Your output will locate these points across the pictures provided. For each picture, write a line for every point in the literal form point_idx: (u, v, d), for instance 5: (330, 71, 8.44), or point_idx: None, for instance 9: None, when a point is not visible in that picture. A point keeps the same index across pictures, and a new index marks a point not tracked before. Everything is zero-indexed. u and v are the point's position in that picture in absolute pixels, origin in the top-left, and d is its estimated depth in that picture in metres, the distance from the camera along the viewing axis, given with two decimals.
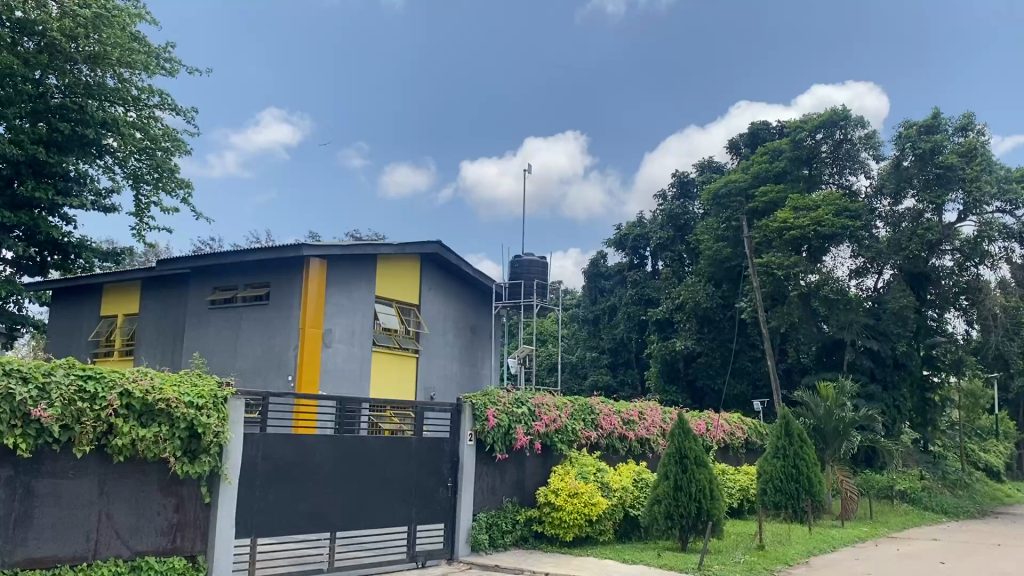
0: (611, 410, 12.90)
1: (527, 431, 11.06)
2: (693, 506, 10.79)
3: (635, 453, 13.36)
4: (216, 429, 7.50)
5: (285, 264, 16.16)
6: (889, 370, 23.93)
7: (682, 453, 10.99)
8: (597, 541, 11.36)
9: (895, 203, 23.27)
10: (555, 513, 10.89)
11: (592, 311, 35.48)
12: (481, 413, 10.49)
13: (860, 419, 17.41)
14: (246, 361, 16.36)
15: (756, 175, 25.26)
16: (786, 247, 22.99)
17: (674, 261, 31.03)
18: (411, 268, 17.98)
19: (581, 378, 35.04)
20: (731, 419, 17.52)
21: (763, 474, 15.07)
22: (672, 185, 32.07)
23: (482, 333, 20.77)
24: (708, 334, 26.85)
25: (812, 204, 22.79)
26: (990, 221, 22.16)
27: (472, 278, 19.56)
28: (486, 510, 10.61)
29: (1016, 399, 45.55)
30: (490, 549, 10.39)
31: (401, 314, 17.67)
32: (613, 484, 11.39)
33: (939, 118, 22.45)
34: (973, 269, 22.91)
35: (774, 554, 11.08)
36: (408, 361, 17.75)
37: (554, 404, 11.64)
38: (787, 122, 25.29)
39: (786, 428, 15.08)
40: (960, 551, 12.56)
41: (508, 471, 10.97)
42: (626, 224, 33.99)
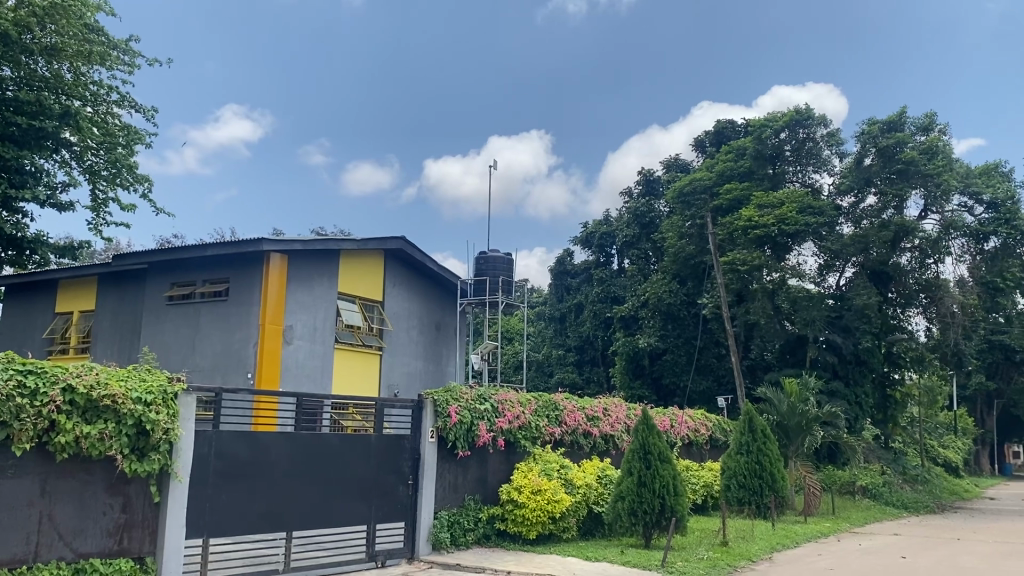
0: (576, 406, 12.78)
1: (491, 427, 10.89)
2: (657, 502, 10.70)
3: (600, 449, 13.27)
4: (166, 425, 7.25)
5: (244, 259, 15.83)
6: (850, 366, 24.15)
7: (646, 449, 10.91)
8: (561, 538, 11.22)
9: (858, 200, 23.51)
10: (518, 511, 10.73)
11: (558, 309, 35.47)
12: (443, 409, 10.30)
13: (823, 415, 17.51)
14: (204, 358, 15.99)
15: (721, 173, 25.33)
16: (750, 245, 23.09)
17: (639, 259, 31.11)
18: (375, 264, 17.75)
19: (547, 376, 34.99)
20: (695, 415, 17.51)
21: (727, 470, 15.09)
22: (637, 183, 32.02)
23: (447, 330, 20.58)
24: (672, 331, 26.94)
25: (776, 202, 22.93)
26: (951, 218, 22.42)
27: (437, 275, 19.37)
28: (448, 508, 10.43)
29: (975, 398, 46.39)
30: (452, 548, 10.21)
31: (364, 311, 17.42)
32: (577, 481, 11.26)
33: (902, 115, 22.69)
34: (934, 267, 23.17)
35: (737, 550, 11.03)
36: (370, 358, 17.52)
37: (517, 400, 11.48)
38: (752, 120, 25.41)
39: (750, 424, 15.08)
40: (921, 546, 12.63)
41: (471, 468, 10.80)
42: (592, 221, 33.98)
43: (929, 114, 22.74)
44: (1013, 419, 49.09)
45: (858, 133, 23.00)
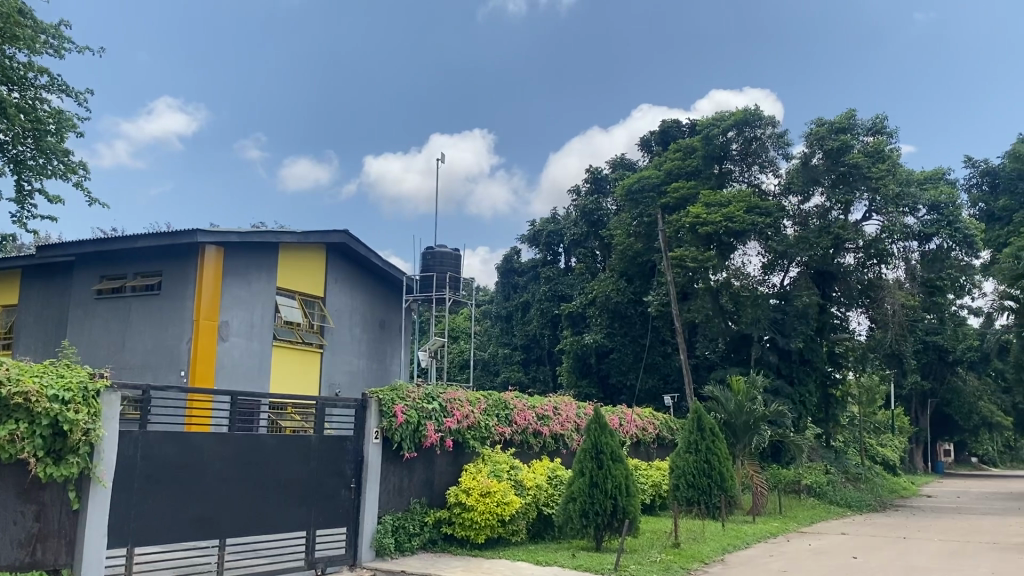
0: (526, 405, 12.42)
1: (438, 427, 10.43)
2: (609, 504, 10.38)
3: (549, 449, 12.96)
4: (86, 426, 6.65)
5: (178, 251, 15.09)
6: (795, 365, 24.25)
7: (598, 448, 10.61)
8: (509, 542, 10.83)
9: (804, 201, 23.64)
10: (466, 514, 10.31)
11: (505, 307, 35.19)
12: (388, 409, 9.82)
13: (770, 413, 17.47)
14: (135, 355, 15.21)
15: (669, 172, 25.25)
16: (697, 243, 23.01)
17: (587, 257, 30.96)
18: (317, 259, 17.15)
19: (493, 374, 34.64)
20: (643, 414, 17.32)
21: (676, 469, 14.88)
22: (585, 181, 31.81)
23: (392, 328, 20.08)
24: (619, 329, 26.82)
25: (723, 201, 22.91)
26: (894, 222, 22.49)
27: (381, 270, 18.85)
28: (392, 512, 9.97)
29: (911, 397, 47.49)
30: (396, 554, 9.75)
31: (305, 307, 16.80)
32: (526, 482, 10.90)
33: (850, 118, 22.87)
34: (877, 268, 23.43)
35: (689, 552, 10.79)
36: (311, 356, 16.93)
37: (466, 399, 11.06)
38: (701, 119, 25.40)
39: (699, 422, 14.90)
40: (870, 545, 12.61)
41: (417, 471, 10.35)
42: (539, 219, 33.72)
43: (878, 116, 22.98)
44: (946, 417, 50.39)
45: (805, 134, 22.99)
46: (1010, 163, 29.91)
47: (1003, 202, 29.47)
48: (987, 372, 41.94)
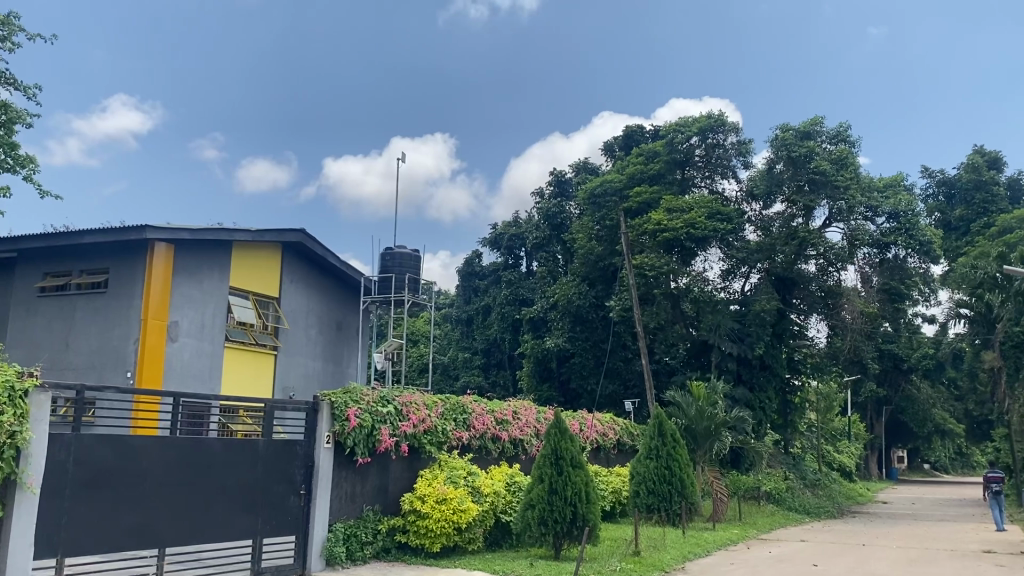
0: (484, 409, 12.11)
1: (393, 432, 10.07)
2: (568, 511, 10.11)
3: (508, 454, 12.68)
4: (12, 428, 6.20)
5: (126, 247, 14.52)
6: (755, 371, 24.27)
7: (558, 454, 10.34)
8: (466, 550, 10.50)
9: (766, 207, 23.76)
10: (421, 522, 9.97)
11: (466, 310, 34.94)
12: (341, 413, 9.44)
13: (731, 419, 17.39)
14: (80, 355, 14.61)
15: (631, 176, 25.16)
16: (658, 249, 22.89)
17: (549, 261, 30.81)
18: (272, 258, 16.69)
19: (452, 379, 34.26)
20: (604, 419, 17.12)
21: (636, 476, 14.65)
22: (548, 184, 31.63)
23: (349, 330, 19.67)
24: (581, 333, 26.61)
25: (684, 206, 22.84)
26: (859, 230, 22.76)
27: (338, 271, 18.43)
28: (344, 520, 9.60)
29: (866, 404, 48.13)
30: (347, 563, 9.37)
31: (258, 307, 16.32)
32: (484, 489, 10.58)
33: (815, 125, 23.01)
34: (836, 274, 23.48)
35: (650, 560, 10.57)
36: (264, 358, 16.46)
37: (423, 403, 10.71)
38: (664, 124, 25.34)
39: (660, 428, 14.71)
40: (831, 552, 12.49)
41: (370, 477, 10.00)
42: (501, 223, 33.49)
43: (842, 124, 23.14)
44: (900, 424, 51.11)
45: (770, 140, 23.09)
46: (965, 173, 30.43)
47: (958, 212, 29.94)
48: (939, 380, 42.63)
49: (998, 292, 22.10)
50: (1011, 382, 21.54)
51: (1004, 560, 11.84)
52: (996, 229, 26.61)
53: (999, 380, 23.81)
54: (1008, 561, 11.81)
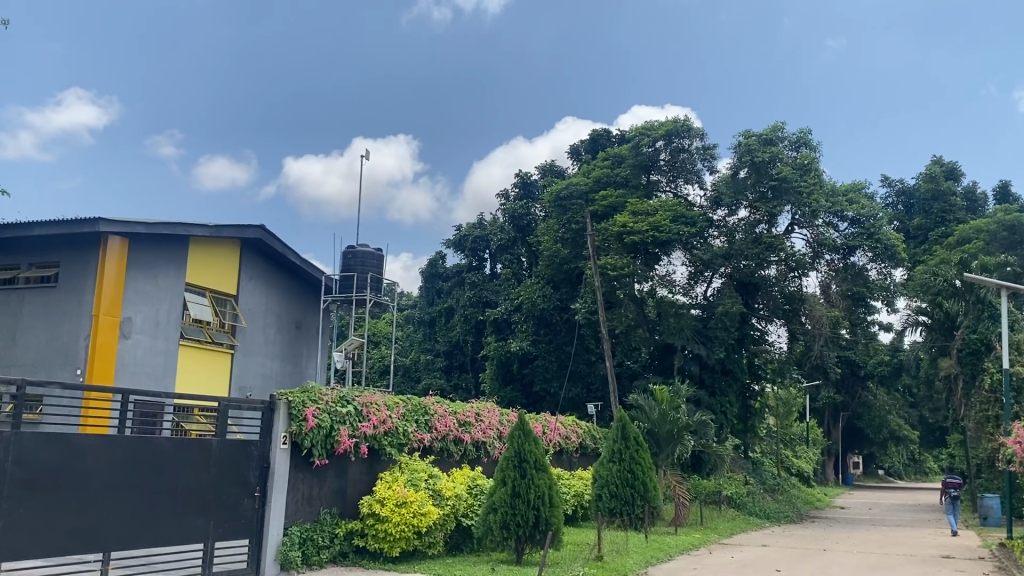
0: (447, 411, 11.88)
1: (352, 433, 9.79)
2: (531, 515, 9.92)
3: (470, 457, 12.47)
4: None
5: (77, 240, 14.01)
6: (717, 376, 24.32)
7: (521, 457, 10.15)
8: (425, 554, 10.25)
9: (729, 213, 23.84)
10: (380, 526, 9.70)
11: (429, 312, 34.68)
12: (298, 413, 9.14)
13: (693, 423, 17.35)
14: (27, 351, 14.08)
15: (597, 180, 25.10)
16: (623, 251, 22.83)
17: (513, 263, 30.66)
18: (229, 254, 16.27)
19: (413, 381, 33.93)
20: (566, 422, 16.97)
21: (599, 479, 14.50)
22: (514, 186, 31.46)
23: (309, 329, 19.31)
24: (544, 336, 26.49)
25: (650, 210, 22.80)
26: (822, 236, 23.06)
27: (298, 268, 18.05)
28: (300, 523, 9.31)
29: (824, 410, 48.70)
30: (303, 568, 9.08)
31: (215, 305, 15.91)
32: (446, 492, 10.34)
33: (777, 131, 23.15)
34: (799, 280, 23.71)
35: (612, 565, 10.42)
36: (220, 357, 16.05)
37: (384, 404, 10.45)
38: (630, 127, 25.28)
39: (624, 431, 14.57)
40: (793, 558, 12.44)
41: (328, 479, 9.72)
42: (465, 224, 33.26)
43: (803, 130, 23.29)
44: (856, 430, 51.72)
45: (735, 146, 23.13)
46: (923, 183, 30.87)
47: (917, 221, 30.25)
48: (895, 387, 43.25)
49: (957, 300, 22.39)
50: (966, 388, 21.78)
51: (964, 566, 11.88)
52: (953, 238, 27.01)
53: (955, 387, 24.11)
54: (967, 567, 11.83)
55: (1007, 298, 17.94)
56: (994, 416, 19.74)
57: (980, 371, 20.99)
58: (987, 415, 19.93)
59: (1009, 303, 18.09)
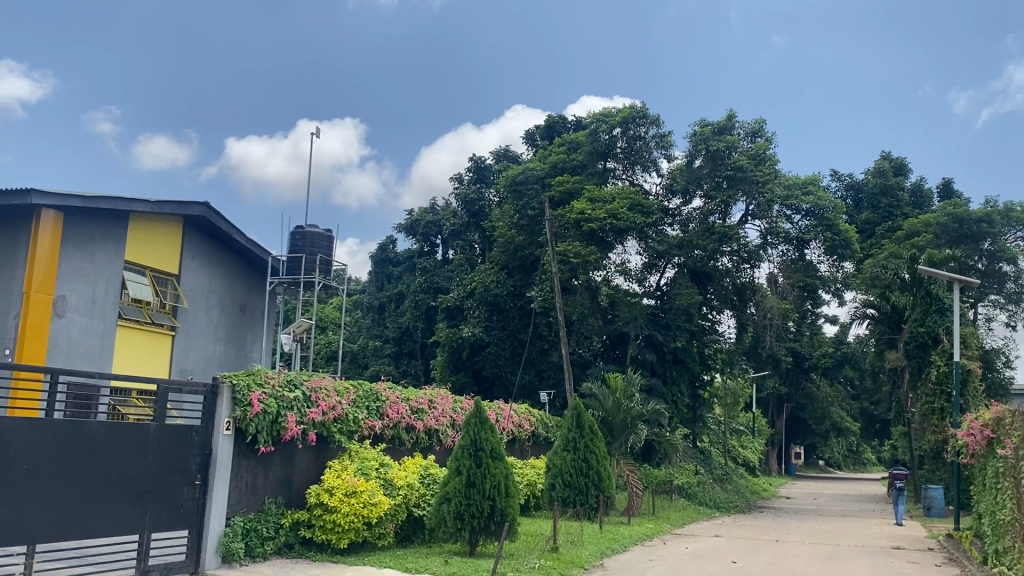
0: (399, 397, 11.48)
1: (300, 419, 9.32)
2: (486, 505, 9.60)
3: (422, 445, 12.10)
4: None
5: (7, 213, 13.12)
6: (668, 365, 24.23)
7: (477, 445, 9.82)
8: (375, 546, 9.85)
9: (684, 203, 23.81)
10: (328, 516, 9.27)
11: (378, 298, 34.12)
12: (242, 397, 8.64)
13: (647, 412, 17.22)
14: None
15: (554, 165, 24.94)
16: (581, 238, 22.58)
17: (465, 249, 30.26)
18: (171, 232, 15.58)
19: (361, 367, 33.34)
20: (519, 409, 16.68)
21: (553, 468, 14.25)
22: (467, 170, 31.00)
23: (253, 312, 18.73)
24: (497, 323, 26.15)
25: (607, 197, 22.61)
26: (776, 226, 23.12)
27: (243, 249, 17.43)
28: (243, 513, 8.83)
29: (768, 401, 49.34)
30: (245, 561, 8.62)
31: (155, 285, 15.25)
32: (397, 481, 9.95)
33: (732, 120, 23.14)
34: (750, 271, 23.82)
35: (568, 557, 10.15)
36: (159, 339, 15.40)
37: (334, 389, 9.99)
38: (588, 114, 25.04)
39: (578, 419, 14.39)
40: (748, 549, 12.34)
41: (273, 467, 9.26)
42: (417, 209, 32.77)
43: (759, 120, 23.32)
44: (799, 421, 52.50)
45: (690, 134, 23.09)
46: (872, 178, 31.25)
47: (864, 215, 30.61)
48: (838, 379, 44.00)
49: (904, 294, 22.73)
50: (913, 380, 22.00)
51: (916, 557, 11.90)
52: (901, 232, 27.33)
53: (901, 379, 24.44)
54: (919, 558, 11.81)
55: (957, 292, 18.18)
56: (940, 408, 20.01)
57: (927, 364, 21.17)
58: (933, 408, 20.22)
59: (958, 296, 18.33)
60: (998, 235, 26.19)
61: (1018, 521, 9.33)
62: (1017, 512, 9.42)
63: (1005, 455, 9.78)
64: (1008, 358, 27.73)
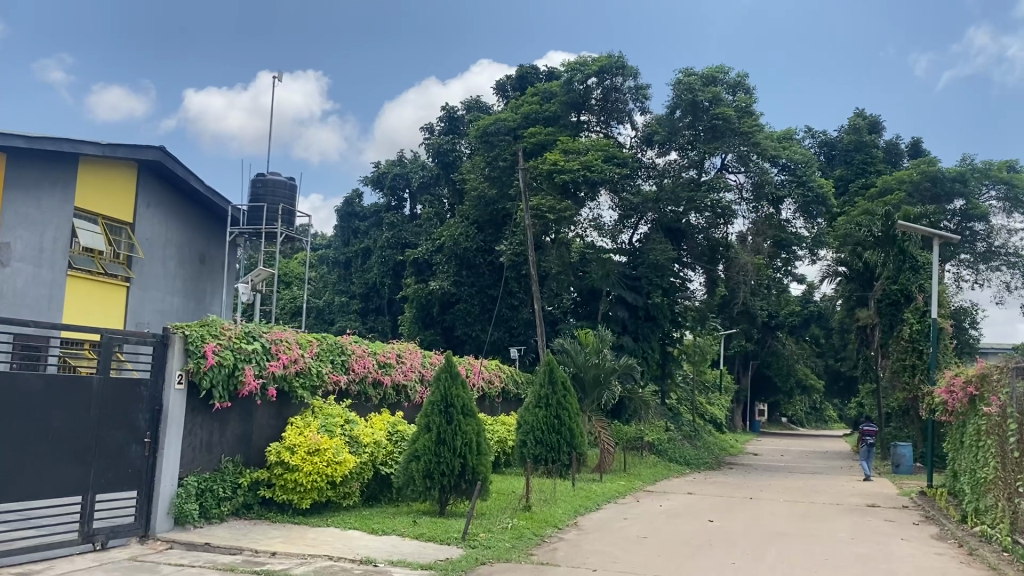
0: (365, 351, 10.96)
1: (259, 372, 8.75)
2: (457, 463, 9.15)
3: (389, 401, 11.63)
4: None
5: None
6: (640, 322, 23.85)
7: (447, 400, 9.35)
8: (340, 506, 9.38)
9: (661, 155, 23.38)
10: (288, 476, 8.77)
11: (344, 253, 33.40)
12: (196, 349, 8.05)
13: (620, 368, 16.90)
14: None
15: (526, 116, 24.31)
16: (555, 191, 21.97)
17: (434, 203, 29.59)
18: (125, 178, 14.75)
19: (327, 323, 32.70)
20: (489, 365, 16.23)
21: (524, 425, 13.88)
22: (439, 120, 30.19)
23: (212, 263, 18.00)
24: (467, 278, 25.63)
25: (581, 149, 22.04)
26: (764, 180, 22.71)
27: (202, 197, 16.66)
28: (197, 473, 8.30)
29: (734, 359, 49.59)
30: (200, 523, 8.11)
31: (108, 233, 14.45)
32: (363, 439, 9.48)
33: (718, 72, 22.67)
34: (723, 227, 23.50)
35: (542, 516, 9.75)
36: (113, 290, 14.66)
37: (296, 341, 9.42)
38: (563, 63, 24.31)
39: (550, 375, 13.99)
40: (722, 507, 12.08)
41: (230, 424, 8.73)
42: (384, 161, 31.99)
43: (744, 73, 22.85)
44: (765, 379, 52.91)
45: (673, 84, 22.48)
46: (847, 135, 30.97)
47: (838, 172, 30.38)
48: (804, 337, 44.23)
49: (876, 251, 22.62)
50: (885, 337, 21.98)
51: (893, 515, 11.70)
52: (875, 189, 27.05)
53: (871, 337, 24.42)
54: (896, 516, 11.62)
55: (938, 248, 18.00)
56: (911, 365, 19.87)
57: (899, 322, 21.10)
58: (903, 364, 20.10)
59: (938, 253, 18.14)
60: (971, 194, 26.13)
61: (1003, 479, 9.08)
62: (1001, 470, 9.16)
63: (991, 413, 9.51)
64: (974, 317, 27.86)
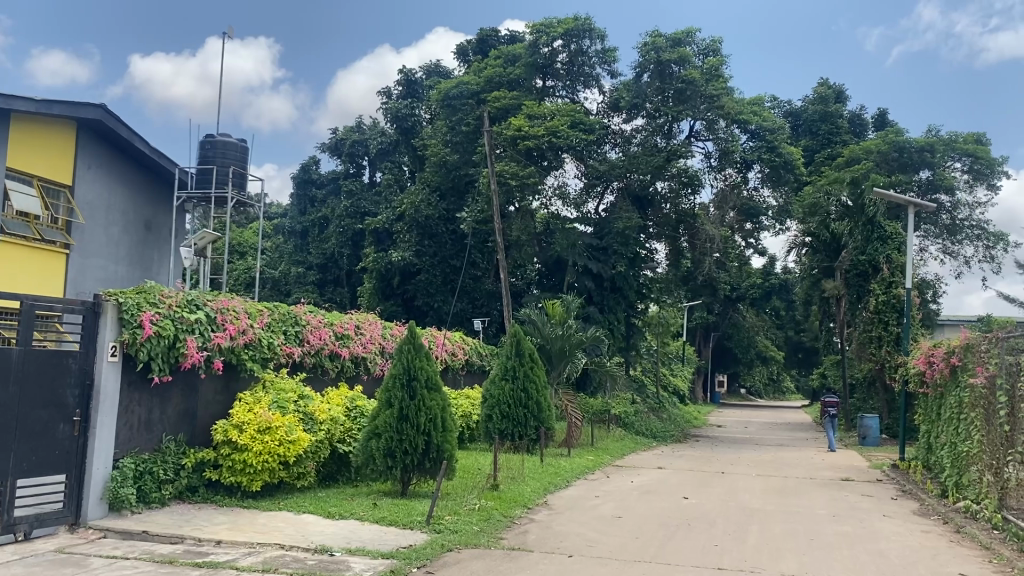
0: (322, 322, 10.28)
1: (202, 344, 8.01)
2: (421, 441, 8.55)
3: (348, 374, 10.98)
4: None
5: None
6: (606, 293, 23.42)
7: (410, 375, 8.71)
8: (293, 487, 8.73)
9: (627, 121, 22.84)
10: (236, 456, 8.09)
11: (301, 222, 32.39)
12: (131, 318, 7.30)
13: (587, 340, 16.41)
14: None
15: (489, 79, 23.47)
16: (518, 157, 21.29)
17: (394, 170, 28.75)
18: (63, 138, 13.75)
19: (283, 295, 31.72)
20: (452, 337, 15.62)
21: (490, 398, 13.32)
22: (397, 83, 29.27)
23: (159, 231, 17.06)
24: (428, 247, 24.89)
25: (546, 113, 21.34)
26: (730, 147, 22.35)
27: (147, 159, 15.69)
28: (135, 454, 7.60)
29: (695, 331, 49.58)
30: (138, 508, 7.44)
31: (45, 196, 13.46)
32: (319, 416, 8.83)
33: (687, 34, 22.03)
34: (690, 197, 23.04)
35: (510, 495, 9.20)
36: (52, 258, 13.70)
37: (244, 311, 8.69)
38: (527, 24, 23.47)
39: (517, 347, 13.40)
40: (696, 483, 11.66)
41: (172, 400, 8.02)
42: (342, 127, 31.04)
43: (714, 38, 22.31)
44: (725, 350, 53.09)
45: (639, 46, 21.85)
46: (812, 104, 30.72)
47: (805, 142, 30.12)
48: (765, 309, 44.29)
49: (844, 221, 22.38)
50: (853, 306, 21.75)
51: (869, 490, 11.39)
52: (843, 159, 26.79)
53: (836, 308, 24.27)
54: (872, 491, 11.30)
55: (912, 217, 17.66)
56: (878, 336, 19.68)
57: (866, 293, 20.86)
58: (870, 336, 19.93)
59: (913, 221, 17.74)
60: (937, 165, 26.05)
61: (989, 453, 8.72)
62: (987, 444, 8.81)
63: (976, 384, 9.13)
64: (937, 289, 27.89)
